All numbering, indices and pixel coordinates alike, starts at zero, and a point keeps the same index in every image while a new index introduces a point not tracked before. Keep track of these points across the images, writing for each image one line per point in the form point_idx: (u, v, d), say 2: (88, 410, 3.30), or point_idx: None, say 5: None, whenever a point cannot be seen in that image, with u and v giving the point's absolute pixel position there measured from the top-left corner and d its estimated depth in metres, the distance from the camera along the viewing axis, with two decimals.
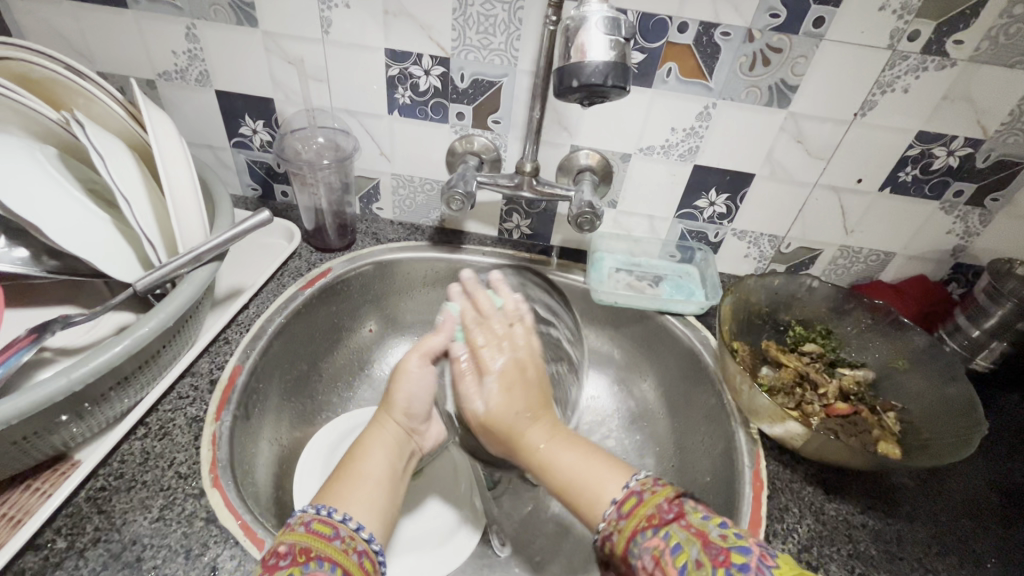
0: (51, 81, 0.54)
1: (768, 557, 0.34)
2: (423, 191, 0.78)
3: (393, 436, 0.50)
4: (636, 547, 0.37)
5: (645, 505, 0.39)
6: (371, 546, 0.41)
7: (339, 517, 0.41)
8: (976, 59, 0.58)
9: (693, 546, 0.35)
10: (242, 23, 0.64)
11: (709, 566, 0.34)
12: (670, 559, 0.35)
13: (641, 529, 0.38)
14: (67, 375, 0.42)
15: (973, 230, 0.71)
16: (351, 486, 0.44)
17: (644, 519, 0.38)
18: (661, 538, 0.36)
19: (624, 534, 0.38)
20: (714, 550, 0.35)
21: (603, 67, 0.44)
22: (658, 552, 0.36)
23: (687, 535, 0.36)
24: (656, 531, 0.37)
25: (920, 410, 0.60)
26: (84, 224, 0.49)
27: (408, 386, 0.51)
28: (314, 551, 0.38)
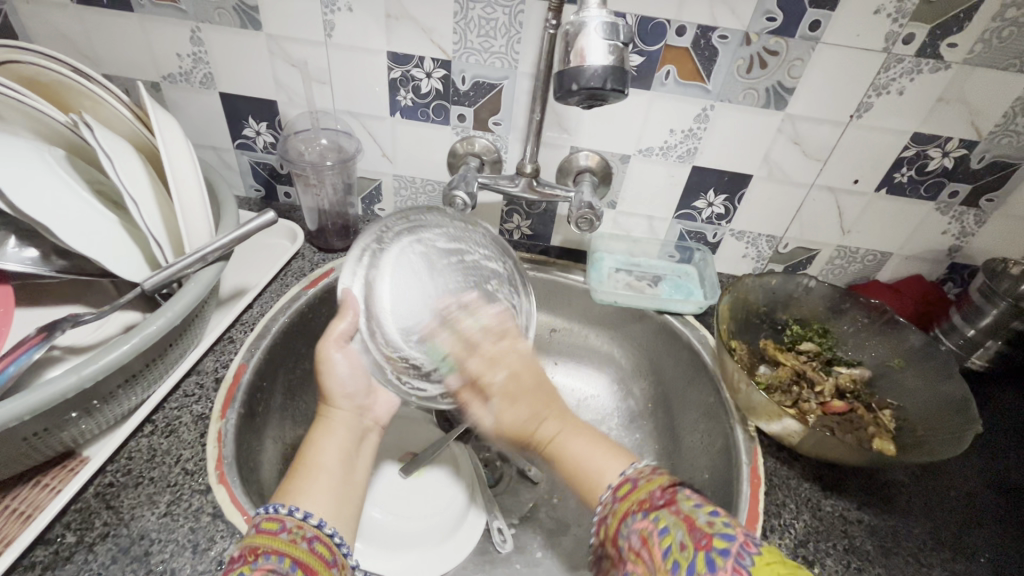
0: (59, 84, 0.54)
1: (752, 543, 0.35)
2: (425, 192, 0.78)
3: (339, 425, 0.52)
4: (626, 528, 0.40)
5: (639, 490, 0.41)
6: (322, 530, 0.41)
7: (286, 510, 0.41)
8: (970, 62, 0.58)
9: (679, 530, 0.37)
10: (246, 27, 0.65)
11: (692, 548, 0.36)
12: (656, 540, 0.37)
13: (633, 512, 0.40)
14: (77, 372, 0.42)
15: (969, 230, 0.71)
16: (306, 477, 0.45)
17: (637, 504, 0.40)
18: (650, 521, 0.38)
19: (618, 515, 0.41)
20: (698, 534, 0.36)
21: (602, 71, 0.45)
22: (645, 534, 0.38)
23: (676, 520, 0.38)
24: (646, 515, 0.39)
25: (916, 408, 0.60)
26: (92, 224, 0.50)
27: (342, 374, 0.54)
28: (262, 548, 0.38)
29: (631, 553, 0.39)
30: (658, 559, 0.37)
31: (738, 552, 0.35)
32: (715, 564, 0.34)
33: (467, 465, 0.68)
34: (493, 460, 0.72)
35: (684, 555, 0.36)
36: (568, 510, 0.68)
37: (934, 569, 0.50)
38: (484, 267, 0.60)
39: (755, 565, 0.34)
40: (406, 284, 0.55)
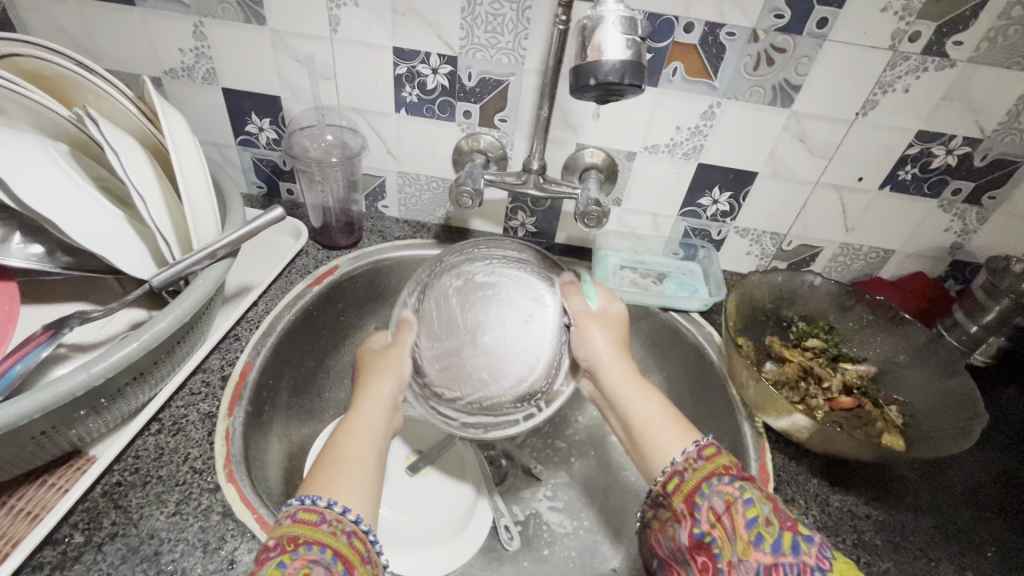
0: (62, 77, 0.54)
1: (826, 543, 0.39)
2: (430, 188, 0.78)
3: (373, 404, 0.50)
4: (708, 488, 0.42)
5: (725, 457, 0.44)
6: (360, 527, 0.40)
7: (324, 503, 0.40)
8: (975, 60, 0.59)
9: (765, 505, 0.40)
10: (250, 21, 0.65)
11: (777, 525, 0.38)
12: (742, 507, 0.40)
13: (719, 474, 0.42)
14: (88, 369, 0.42)
15: (970, 228, 0.72)
16: (337, 470, 0.43)
17: (725, 469, 0.43)
18: (736, 488, 0.41)
19: (701, 472, 0.43)
20: (783, 517, 0.39)
21: (620, 66, 0.45)
22: (731, 497, 0.40)
23: (761, 496, 0.40)
24: (733, 480, 0.42)
25: (922, 404, 0.61)
26: (99, 220, 0.49)
27: (389, 361, 0.53)
28: (303, 538, 0.38)
29: (710, 512, 0.41)
30: (741, 525, 0.39)
31: (820, 545, 0.38)
32: (800, 546, 0.37)
33: (473, 463, 0.68)
34: (498, 458, 0.72)
35: (769, 530, 0.38)
36: (575, 506, 0.68)
37: (942, 563, 0.51)
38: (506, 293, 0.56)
39: (834, 560, 0.37)
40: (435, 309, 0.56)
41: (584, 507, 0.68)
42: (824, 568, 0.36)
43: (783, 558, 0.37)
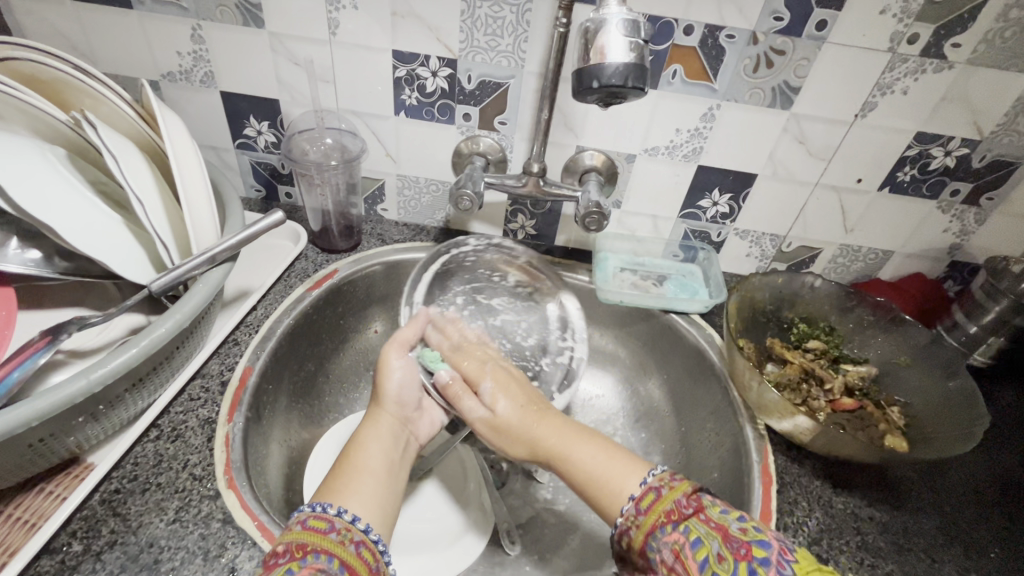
0: (60, 81, 0.53)
1: (787, 552, 0.36)
2: (429, 191, 0.78)
3: (383, 423, 0.52)
4: (655, 541, 0.39)
5: (663, 501, 0.41)
6: (368, 536, 0.40)
7: (334, 511, 0.40)
8: (973, 62, 0.59)
9: (715, 540, 0.37)
10: (249, 24, 0.64)
11: (731, 559, 0.35)
12: (690, 553, 0.37)
13: (661, 525, 0.39)
14: (86, 376, 0.41)
15: (969, 228, 0.72)
16: (352, 479, 0.45)
17: (664, 517, 0.40)
18: (681, 533, 0.38)
19: (644, 528, 0.40)
20: (735, 546, 0.36)
21: (623, 68, 0.45)
22: (678, 545, 0.38)
23: (708, 531, 0.38)
24: (676, 526, 0.39)
25: (924, 405, 0.61)
26: (98, 225, 0.49)
27: (394, 380, 0.55)
28: (311, 545, 0.37)
29: (664, 567, 0.38)
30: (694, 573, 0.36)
31: (777, 562, 0.35)
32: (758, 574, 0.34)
33: (474, 465, 0.68)
34: (499, 461, 0.71)
35: (723, 566, 0.35)
36: (578, 510, 0.68)
37: (945, 565, 0.51)
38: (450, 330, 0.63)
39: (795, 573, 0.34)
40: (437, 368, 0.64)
41: (586, 510, 0.68)
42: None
43: None
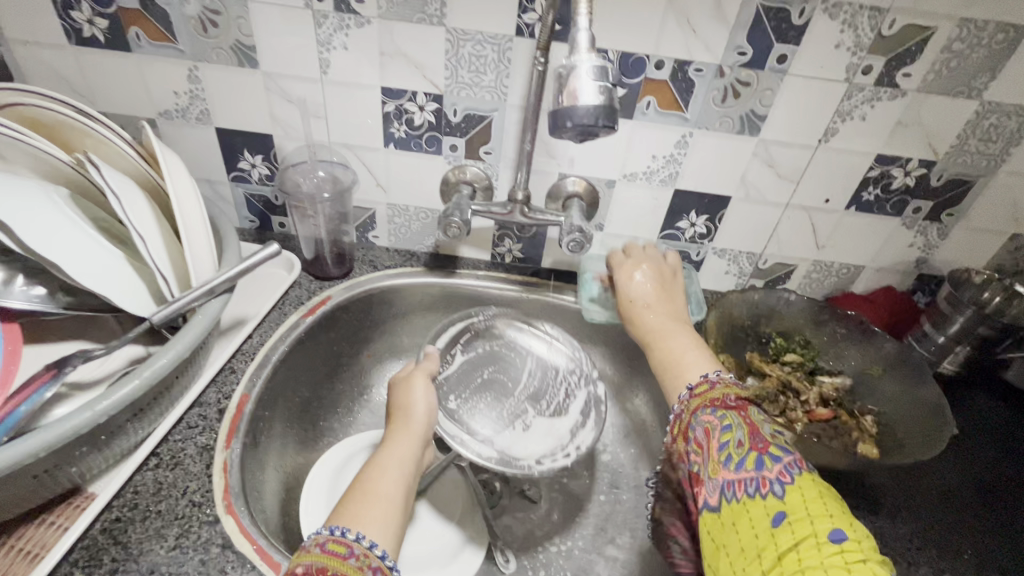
0: (63, 125, 0.56)
1: (803, 462, 0.42)
2: (419, 219, 0.81)
3: (408, 437, 0.54)
4: (695, 420, 0.48)
5: (714, 392, 0.49)
6: (385, 563, 0.41)
7: (353, 535, 0.41)
8: (923, 90, 0.64)
9: (741, 431, 0.44)
10: (244, 65, 0.67)
11: (747, 447, 0.43)
12: (717, 435, 0.45)
13: (704, 407, 0.48)
14: (91, 408, 0.43)
15: (933, 242, 0.76)
16: (366, 503, 0.45)
17: (709, 401, 0.48)
18: (716, 418, 0.46)
19: (692, 407, 0.49)
20: (757, 438, 0.43)
21: (594, 110, 0.48)
22: (710, 425, 0.46)
23: (739, 422, 0.45)
24: (715, 412, 0.47)
25: (897, 414, 0.64)
26: (99, 261, 0.51)
27: (421, 399, 0.58)
28: (330, 570, 0.38)
29: (695, 442, 0.47)
30: (715, 450, 0.45)
31: (789, 463, 0.41)
32: (764, 463, 0.42)
33: (465, 487, 0.69)
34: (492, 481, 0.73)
35: (740, 451, 0.43)
36: (569, 527, 0.69)
37: (921, 566, 0.53)
38: (478, 373, 0.76)
39: (797, 475, 0.40)
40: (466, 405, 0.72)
41: (578, 527, 0.69)
42: (781, 481, 0.40)
43: (745, 474, 0.42)
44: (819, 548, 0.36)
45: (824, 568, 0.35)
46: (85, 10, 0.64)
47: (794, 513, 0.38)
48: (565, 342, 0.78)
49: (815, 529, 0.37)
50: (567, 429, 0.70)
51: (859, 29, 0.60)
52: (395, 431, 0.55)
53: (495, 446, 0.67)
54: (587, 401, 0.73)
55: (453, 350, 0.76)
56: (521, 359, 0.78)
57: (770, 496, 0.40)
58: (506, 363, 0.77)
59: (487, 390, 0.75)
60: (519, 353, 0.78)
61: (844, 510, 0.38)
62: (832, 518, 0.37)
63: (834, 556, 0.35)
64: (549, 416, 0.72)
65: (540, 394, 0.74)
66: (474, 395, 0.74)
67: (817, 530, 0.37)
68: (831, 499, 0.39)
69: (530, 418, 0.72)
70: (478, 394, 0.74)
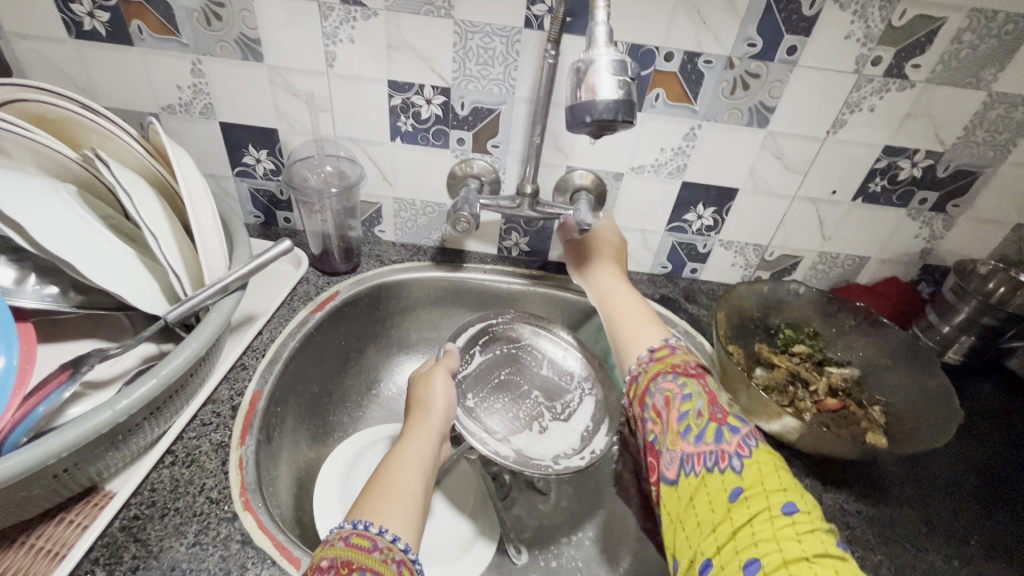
0: (69, 121, 0.55)
1: (756, 435, 0.46)
2: (425, 213, 0.80)
3: (428, 433, 0.54)
4: (655, 387, 0.52)
5: (674, 357, 0.54)
6: (408, 556, 0.41)
7: (376, 529, 0.41)
8: (932, 81, 0.64)
9: (700, 400, 0.48)
10: (248, 59, 0.67)
11: (707, 417, 0.47)
12: (677, 402, 0.49)
13: (666, 374, 0.52)
14: (111, 407, 0.43)
15: (938, 233, 0.77)
16: (388, 498, 0.45)
17: (671, 368, 0.53)
18: (676, 386, 0.50)
19: (652, 372, 0.54)
20: (716, 411, 0.47)
21: (613, 104, 0.48)
22: (671, 394, 0.50)
23: (699, 392, 0.49)
24: (675, 379, 0.51)
25: (906, 404, 0.64)
26: (110, 257, 0.51)
27: (440, 396, 0.58)
28: (356, 563, 0.38)
29: (655, 409, 0.51)
30: (674, 419, 0.48)
31: (744, 436, 0.46)
32: (721, 433, 0.46)
33: (477, 482, 0.70)
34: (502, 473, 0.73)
35: (699, 422, 0.47)
36: (579, 516, 0.70)
37: (930, 553, 0.54)
38: (492, 373, 0.76)
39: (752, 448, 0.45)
40: (481, 408, 0.71)
41: (588, 518, 0.70)
42: (740, 454, 0.44)
43: (704, 446, 0.45)
44: (772, 521, 0.40)
45: (777, 541, 0.38)
46: (86, 3, 0.63)
47: (751, 488, 0.42)
48: (580, 347, 0.78)
49: (770, 503, 0.41)
50: (580, 432, 0.70)
51: (870, 20, 0.60)
52: (413, 424, 0.55)
53: (511, 448, 0.66)
54: (599, 407, 0.72)
55: (471, 350, 0.76)
56: (536, 364, 0.78)
57: (728, 470, 0.44)
58: (521, 365, 0.77)
59: (503, 390, 0.74)
60: (534, 356, 0.78)
61: (796, 485, 0.42)
62: (785, 493, 0.41)
63: (786, 527, 0.39)
64: (564, 420, 0.71)
65: (555, 398, 0.74)
66: (492, 394, 0.73)
67: (772, 504, 0.41)
68: (784, 475, 0.43)
69: (545, 421, 0.71)
70: (494, 396, 0.73)
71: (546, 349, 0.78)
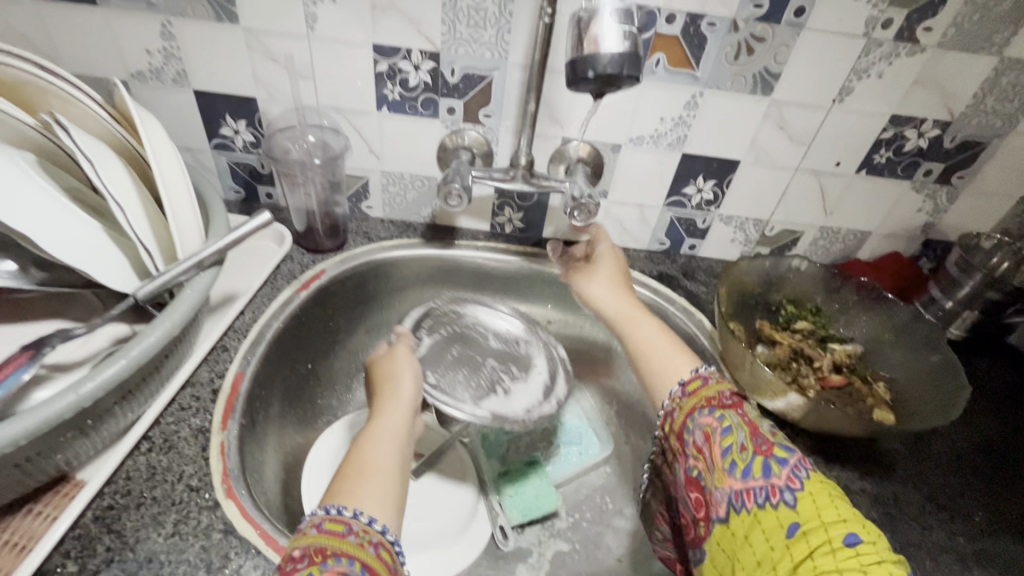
0: (25, 84, 0.51)
1: (806, 461, 0.43)
2: (415, 187, 0.77)
3: (399, 409, 0.51)
4: (692, 423, 0.48)
5: (708, 388, 0.49)
6: (386, 537, 0.39)
7: (350, 513, 0.39)
8: (943, 45, 0.61)
9: (742, 433, 0.45)
10: (222, 20, 0.62)
11: (751, 451, 0.43)
12: (719, 438, 0.45)
13: (700, 408, 0.48)
14: (75, 391, 0.40)
15: (941, 207, 0.75)
16: (363, 479, 0.42)
17: (705, 400, 0.48)
18: (715, 419, 0.46)
19: (686, 408, 0.49)
20: (760, 442, 0.44)
21: (618, 57, 0.45)
22: (710, 429, 0.46)
23: (738, 423, 0.46)
24: (712, 412, 0.47)
25: (910, 379, 0.63)
26: (72, 229, 0.47)
27: (408, 375, 0.55)
28: (330, 549, 0.36)
29: (694, 445, 0.47)
30: (718, 456, 0.45)
31: (793, 466, 0.42)
32: (771, 468, 0.42)
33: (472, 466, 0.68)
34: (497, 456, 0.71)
35: (744, 456, 0.43)
36: (576, 498, 0.68)
37: (934, 531, 0.53)
38: (443, 351, 0.72)
39: (807, 478, 0.41)
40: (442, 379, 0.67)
41: (585, 500, 0.68)
42: (792, 487, 0.40)
43: (754, 483, 0.42)
44: (834, 554, 0.36)
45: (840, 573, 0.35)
46: None
47: (809, 522, 0.39)
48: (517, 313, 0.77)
49: (830, 535, 0.37)
50: (542, 386, 0.70)
51: None
52: (382, 401, 0.52)
53: (483, 411, 0.64)
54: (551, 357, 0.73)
55: (420, 331, 0.72)
56: (483, 337, 0.75)
57: (782, 505, 0.40)
58: (466, 338, 0.74)
59: (461, 365, 0.71)
60: (480, 330, 0.76)
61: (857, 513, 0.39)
62: (845, 523, 0.38)
63: (850, 559, 0.36)
64: (524, 379, 0.70)
65: (510, 362, 0.73)
66: (451, 368, 0.70)
67: (832, 537, 0.37)
68: (840, 500, 0.39)
69: (506, 383, 0.70)
70: (453, 371, 0.69)
71: (491, 314, 0.77)
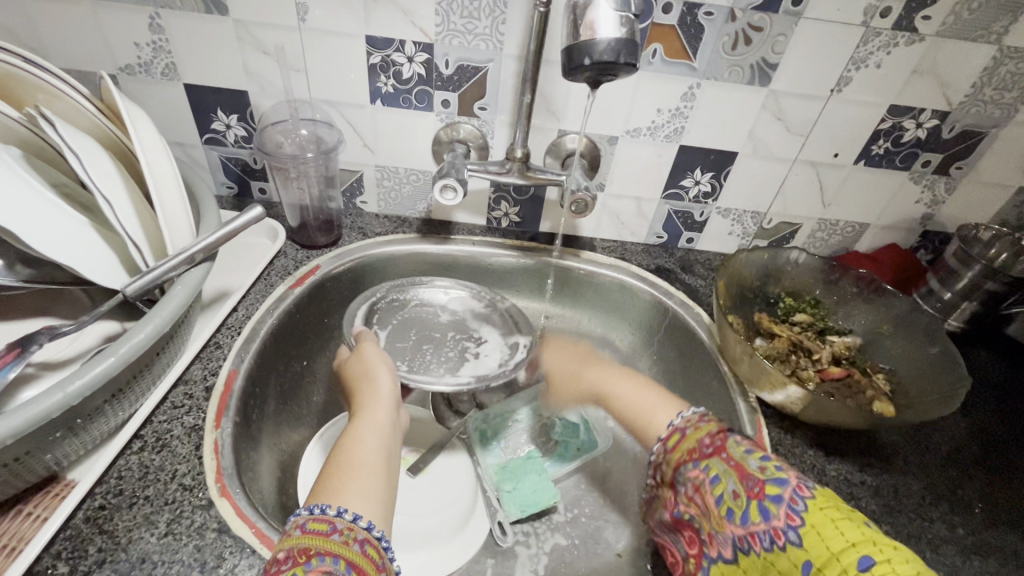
0: (9, 78, 0.50)
1: (804, 489, 0.40)
2: (410, 181, 0.76)
3: (380, 404, 0.50)
4: (682, 475, 0.47)
5: (687, 440, 0.48)
6: (373, 533, 0.38)
7: (334, 512, 0.38)
8: (941, 34, 0.60)
9: (731, 479, 0.43)
10: (212, 11, 0.61)
11: (745, 496, 0.41)
12: (710, 488, 0.44)
13: (685, 462, 0.47)
14: (62, 389, 0.39)
15: (939, 198, 0.75)
16: (348, 476, 0.42)
17: (688, 455, 0.47)
18: (702, 471, 0.45)
19: (674, 463, 0.48)
20: (751, 484, 0.41)
21: (614, 43, 0.44)
22: (699, 481, 0.45)
23: (725, 470, 0.43)
24: (698, 464, 0.45)
25: (911, 371, 0.63)
26: (59, 225, 0.46)
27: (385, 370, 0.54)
28: (315, 549, 0.35)
29: (686, 494, 0.46)
30: (712, 505, 0.43)
31: (789, 499, 0.39)
32: (769, 509, 0.39)
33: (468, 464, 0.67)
34: None
35: (738, 502, 0.41)
36: (575, 494, 0.68)
37: (935, 523, 0.53)
38: (402, 337, 0.70)
39: (808, 508, 0.38)
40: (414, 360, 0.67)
41: (584, 495, 0.68)
42: (793, 525, 0.38)
43: (755, 527, 0.40)
44: None
45: None
46: None
47: (820, 558, 0.36)
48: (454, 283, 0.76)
49: (843, 566, 0.35)
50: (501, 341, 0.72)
51: None
52: (362, 399, 0.51)
53: (459, 380, 0.64)
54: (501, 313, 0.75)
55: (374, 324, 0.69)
56: (436, 315, 0.74)
57: (789, 546, 0.37)
58: (417, 316, 0.73)
59: (423, 345, 0.69)
60: (430, 306, 0.74)
61: (867, 533, 0.36)
62: (855, 546, 0.35)
63: None
64: (483, 343, 0.72)
65: (465, 330, 0.73)
66: (416, 351, 0.68)
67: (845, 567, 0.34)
68: (847, 523, 0.36)
69: (471, 348, 0.71)
70: (420, 355, 0.68)
71: (434, 290, 0.75)
